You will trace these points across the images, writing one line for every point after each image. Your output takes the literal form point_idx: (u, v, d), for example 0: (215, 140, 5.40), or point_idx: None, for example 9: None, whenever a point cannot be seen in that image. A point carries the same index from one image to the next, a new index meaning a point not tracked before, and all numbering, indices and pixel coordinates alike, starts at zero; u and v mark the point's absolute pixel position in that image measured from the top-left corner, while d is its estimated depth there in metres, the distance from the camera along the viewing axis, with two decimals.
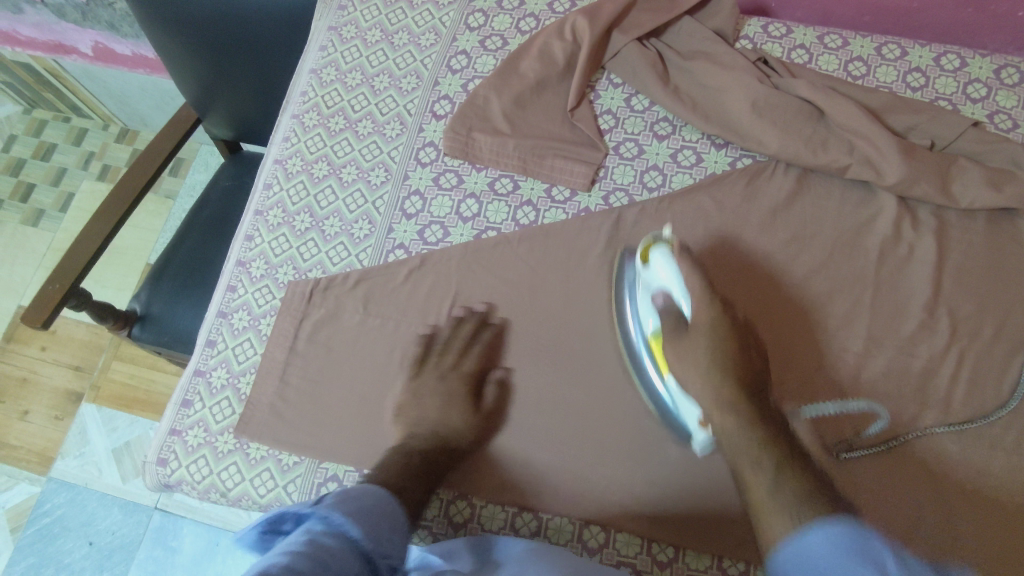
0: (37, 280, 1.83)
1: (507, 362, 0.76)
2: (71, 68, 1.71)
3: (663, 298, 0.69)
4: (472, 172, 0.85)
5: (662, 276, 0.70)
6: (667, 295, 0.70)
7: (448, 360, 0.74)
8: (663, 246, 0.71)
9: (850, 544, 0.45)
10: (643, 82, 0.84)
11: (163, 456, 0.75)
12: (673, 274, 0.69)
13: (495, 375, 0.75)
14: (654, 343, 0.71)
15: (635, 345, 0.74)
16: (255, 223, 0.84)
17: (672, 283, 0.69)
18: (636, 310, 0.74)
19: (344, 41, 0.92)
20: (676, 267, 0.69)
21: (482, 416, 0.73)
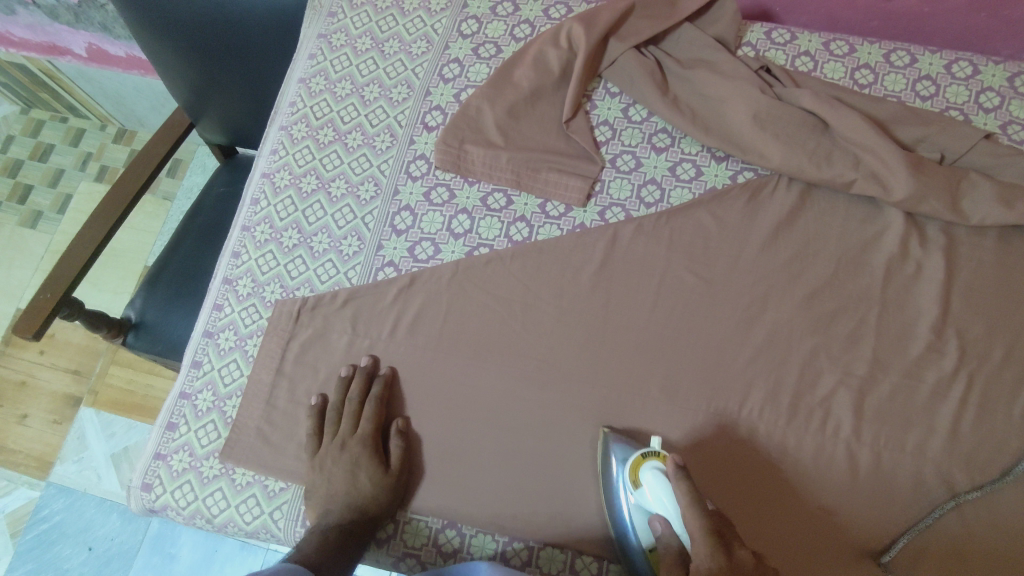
0: (35, 283, 1.82)
1: (405, 411, 0.74)
2: (66, 69, 1.69)
3: (659, 526, 0.61)
4: (465, 186, 0.82)
5: (654, 501, 0.62)
6: (665, 523, 0.60)
7: (345, 424, 0.72)
8: (656, 468, 0.63)
9: None
10: (641, 92, 0.81)
11: (147, 481, 0.73)
12: (668, 503, 0.61)
13: (394, 429, 0.73)
14: (654, 555, 0.64)
15: (629, 557, 0.66)
16: (241, 239, 0.82)
17: (667, 515, 0.61)
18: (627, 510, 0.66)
19: (334, 48, 0.89)
20: (667, 484, 0.61)
21: (395, 474, 0.70)
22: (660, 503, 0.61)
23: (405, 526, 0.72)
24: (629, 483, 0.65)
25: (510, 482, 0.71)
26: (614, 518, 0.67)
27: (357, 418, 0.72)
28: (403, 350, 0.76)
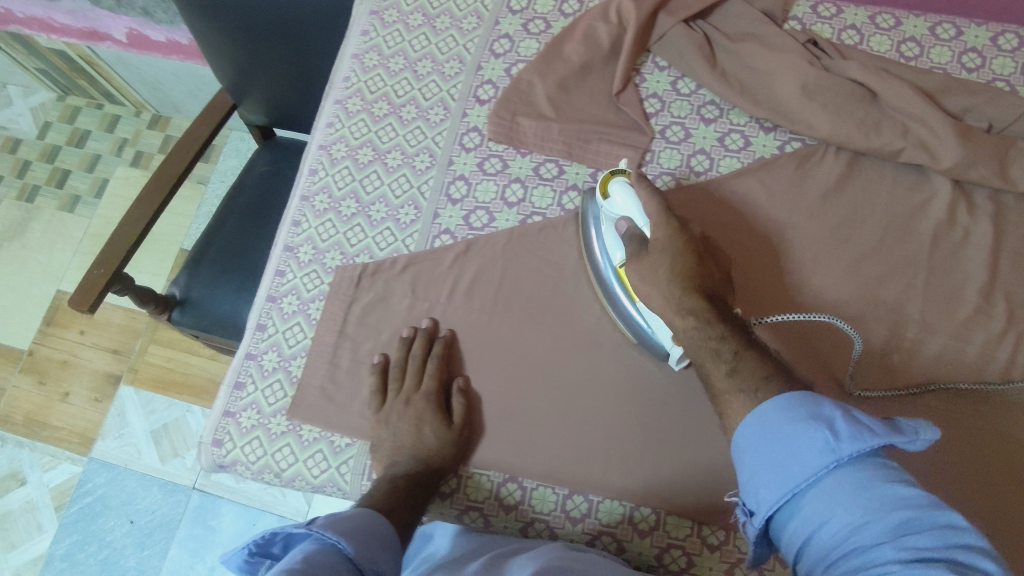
0: (75, 265, 1.86)
1: (465, 369, 0.77)
2: (106, 55, 1.72)
3: (627, 226, 0.71)
4: (517, 157, 0.84)
5: (623, 207, 0.72)
6: (630, 223, 0.72)
7: (409, 380, 0.75)
8: (621, 178, 0.73)
9: (800, 407, 0.52)
10: (690, 65, 0.83)
11: (218, 437, 0.76)
12: (635, 204, 0.71)
13: (457, 387, 0.76)
14: (620, 269, 0.73)
15: (603, 273, 0.76)
16: (301, 209, 0.85)
17: (634, 212, 0.71)
18: (600, 241, 0.76)
19: (387, 25, 0.91)
20: (633, 193, 0.72)
21: (458, 428, 0.73)
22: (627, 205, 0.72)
23: (468, 480, 0.75)
24: (599, 200, 0.75)
25: (572, 443, 0.73)
26: (595, 263, 0.77)
27: (419, 375, 0.75)
28: (460, 313, 0.79)
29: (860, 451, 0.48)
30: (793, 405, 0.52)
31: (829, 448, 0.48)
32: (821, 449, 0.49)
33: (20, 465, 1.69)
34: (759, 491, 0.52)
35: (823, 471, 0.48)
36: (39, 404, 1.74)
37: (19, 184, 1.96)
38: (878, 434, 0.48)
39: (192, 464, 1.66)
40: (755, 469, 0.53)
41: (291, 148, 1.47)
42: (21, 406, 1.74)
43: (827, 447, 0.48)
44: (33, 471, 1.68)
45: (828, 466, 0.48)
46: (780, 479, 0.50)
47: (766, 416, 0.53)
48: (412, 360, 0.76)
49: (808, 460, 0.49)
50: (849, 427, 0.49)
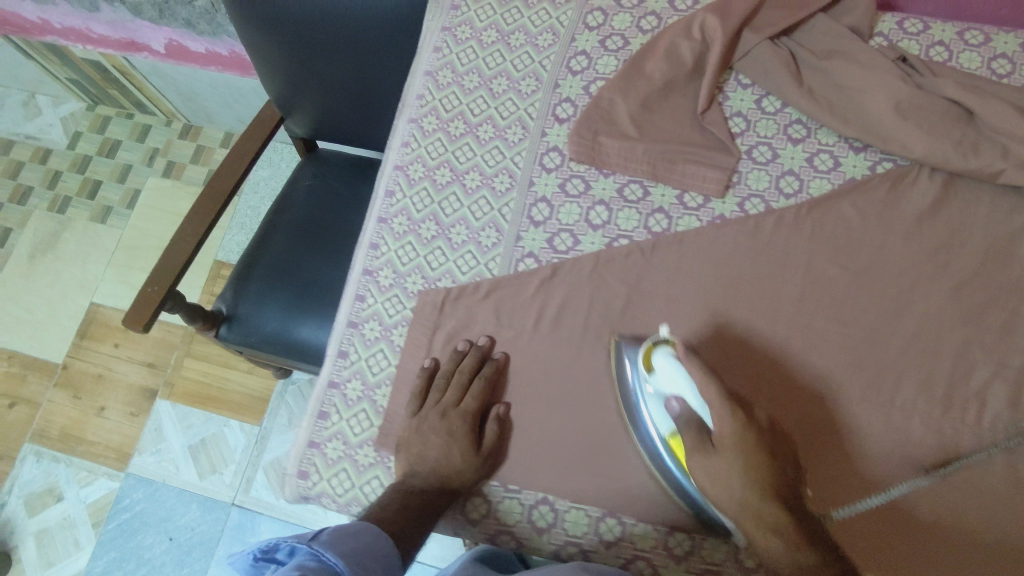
0: (108, 278, 1.85)
1: (506, 397, 0.76)
2: (141, 65, 1.70)
3: (678, 408, 0.66)
4: (600, 178, 0.82)
5: (670, 382, 0.67)
6: (683, 401, 0.67)
7: (450, 395, 0.75)
8: (667, 351, 0.68)
9: None
10: (777, 82, 0.81)
11: (304, 469, 0.75)
12: (683, 382, 0.66)
13: (495, 414, 0.74)
14: (673, 442, 0.68)
15: (650, 449, 0.71)
16: (379, 231, 0.83)
17: (684, 391, 0.66)
18: (642, 410, 0.71)
19: (459, 41, 0.90)
20: (681, 366, 0.66)
21: (485, 456, 0.72)
22: (675, 384, 0.66)
23: (565, 515, 0.72)
24: (644, 374, 0.70)
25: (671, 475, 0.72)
26: (641, 432, 0.71)
27: (461, 392, 0.74)
28: (547, 341, 0.77)
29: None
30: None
31: None
32: None
33: (56, 480, 1.68)
34: None
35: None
36: (75, 418, 1.73)
37: (50, 195, 1.96)
38: None
39: (231, 480, 1.64)
40: None
41: (335, 161, 1.45)
42: (57, 421, 1.73)
43: None
44: (69, 487, 1.67)
45: None
46: None
47: None
48: (455, 375, 0.76)
49: None
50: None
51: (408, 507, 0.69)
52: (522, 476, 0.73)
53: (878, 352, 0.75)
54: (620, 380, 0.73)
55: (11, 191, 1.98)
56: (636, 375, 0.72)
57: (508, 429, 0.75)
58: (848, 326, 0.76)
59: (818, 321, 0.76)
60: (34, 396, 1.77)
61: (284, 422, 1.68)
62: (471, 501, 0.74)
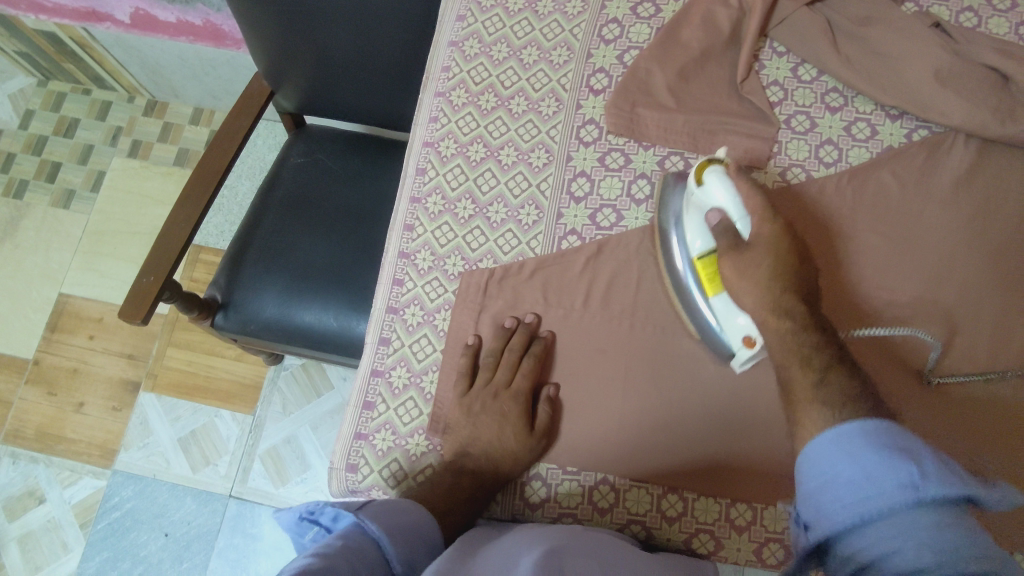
0: (76, 266, 1.75)
1: (555, 377, 0.74)
2: (102, 37, 1.58)
3: (718, 218, 0.67)
4: (639, 151, 0.80)
5: (715, 195, 0.67)
6: (724, 214, 0.67)
7: (501, 375, 0.73)
8: (718, 168, 0.68)
9: (888, 436, 0.47)
10: (815, 49, 0.81)
11: (353, 462, 0.73)
12: (729, 193, 0.66)
13: (545, 395, 0.72)
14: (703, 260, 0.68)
15: (678, 270, 0.71)
16: (412, 211, 0.81)
17: (728, 201, 0.66)
18: (679, 231, 0.71)
19: (485, 10, 0.87)
20: (731, 186, 0.66)
21: (539, 436, 0.70)
22: (720, 195, 0.67)
23: (626, 493, 0.71)
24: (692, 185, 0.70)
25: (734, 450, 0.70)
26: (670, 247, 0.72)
27: (512, 372, 0.72)
28: (596, 320, 0.75)
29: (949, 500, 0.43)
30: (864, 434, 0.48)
31: (911, 484, 0.43)
32: (902, 483, 0.44)
33: (36, 482, 1.60)
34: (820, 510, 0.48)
35: (899, 509, 0.44)
36: (51, 416, 1.64)
37: (4, 180, 1.84)
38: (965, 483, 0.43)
39: (226, 471, 1.58)
40: (819, 491, 0.48)
41: (326, 136, 1.38)
42: (31, 419, 1.64)
43: (910, 482, 0.43)
44: (51, 488, 1.59)
45: (906, 502, 0.43)
46: (847, 504, 0.46)
47: (847, 435, 0.48)
48: (504, 354, 0.73)
49: (885, 492, 0.44)
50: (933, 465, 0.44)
51: (459, 488, 0.69)
52: (569, 456, 0.72)
53: (927, 310, 0.73)
54: (663, 207, 0.74)
55: None
56: (682, 196, 0.72)
57: (561, 409, 0.73)
58: (891, 292, 0.74)
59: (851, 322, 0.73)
60: (4, 395, 1.67)
61: (279, 409, 1.62)
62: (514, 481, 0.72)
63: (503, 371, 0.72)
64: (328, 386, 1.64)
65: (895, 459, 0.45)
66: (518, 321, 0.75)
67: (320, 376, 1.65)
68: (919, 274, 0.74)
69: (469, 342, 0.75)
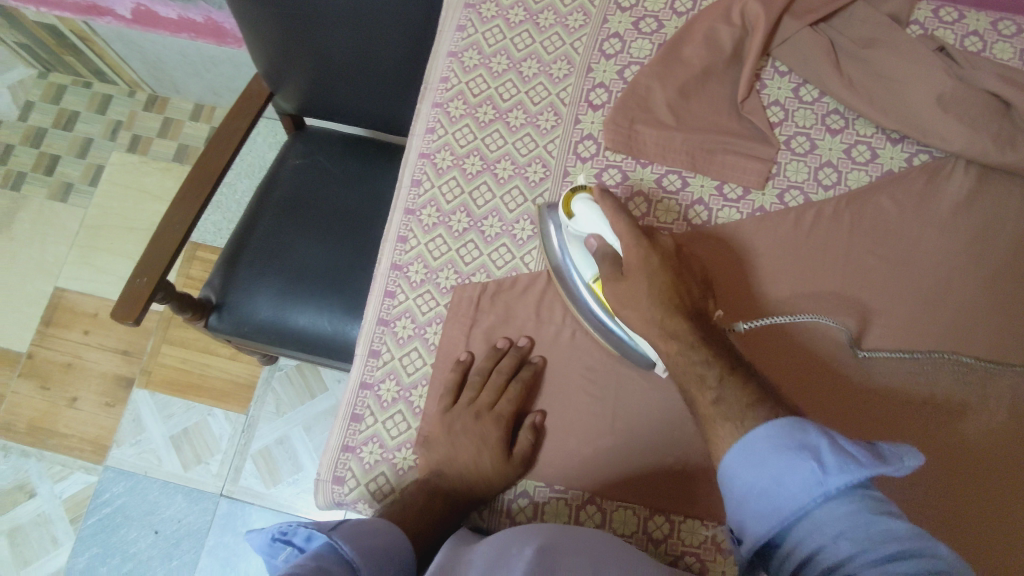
0: (72, 260, 1.74)
1: (540, 404, 0.74)
2: (104, 31, 1.57)
3: (596, 243, 0.69)
4: (637, 168, 0.80)
5: (587, 223, 0.70)
6: (600, 239, 0.69)
7: (486, 396, 0.72)
8: (585, 195, 0.71)
9: (789, 437, 0.53)
10: (817, 70, 0.80)
11: (340, 475, 0.72)
12: (599, 218, 0.69)
13: (530, 421, 0.72)
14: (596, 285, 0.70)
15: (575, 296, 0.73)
16: (407, 223, 0.80)
17: (600, 226, 0.69)
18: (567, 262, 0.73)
19: (485, 20, 0.86)
20: (600, 210, 0.69)
21: (517, 464, 0.70)
22: (591, 222, 0.69)
23: (614, 514, 0.70)
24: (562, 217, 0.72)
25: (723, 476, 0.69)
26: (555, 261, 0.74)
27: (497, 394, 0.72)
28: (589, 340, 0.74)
29: (847, 485, 0.49)
30: (784, 433, 0.54)
31: (816, 479, 0.50)
32: (808, 478, 0.50)
33: (27, 476, 1.60)
34: (747, 519, 0.54)
35: (812, 505, 0.50)
36: (44, 410, 1.64)
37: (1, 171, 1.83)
38: (860, 466, 0.49)
39: (218, 470, 1.58)
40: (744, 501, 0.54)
41: (326, 137, 1.37)
42: (23, 413, 1.64)
43: (814, 477, 0.50)
44: (42, 482, 1.59)
45: (814, 498, 0.50)
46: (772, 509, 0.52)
47: (754, 444, 0.55)
48: (492, 374, 0.73)
49: (794, 492, 0.51)
50: (834, 458, 0.50)
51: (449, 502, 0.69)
52: (556, 475, 0.71)
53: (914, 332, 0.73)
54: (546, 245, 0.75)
55: None
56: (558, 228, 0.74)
57: (544, 437, 0.72)
58: (898, 308, 0.74)
59: (848, 318, 0.74)
60: None
61: (272, 409, 1.62)
62: (500, 498, 0.72)
63: (489, 392, 0.72)
64: (322, 387, 1.64)
65: (796, 457, 0.51)
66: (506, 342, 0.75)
67: (315, 377, 1.64)
68: (920, 295, 0.75)
69: (462, 358, 0.75)
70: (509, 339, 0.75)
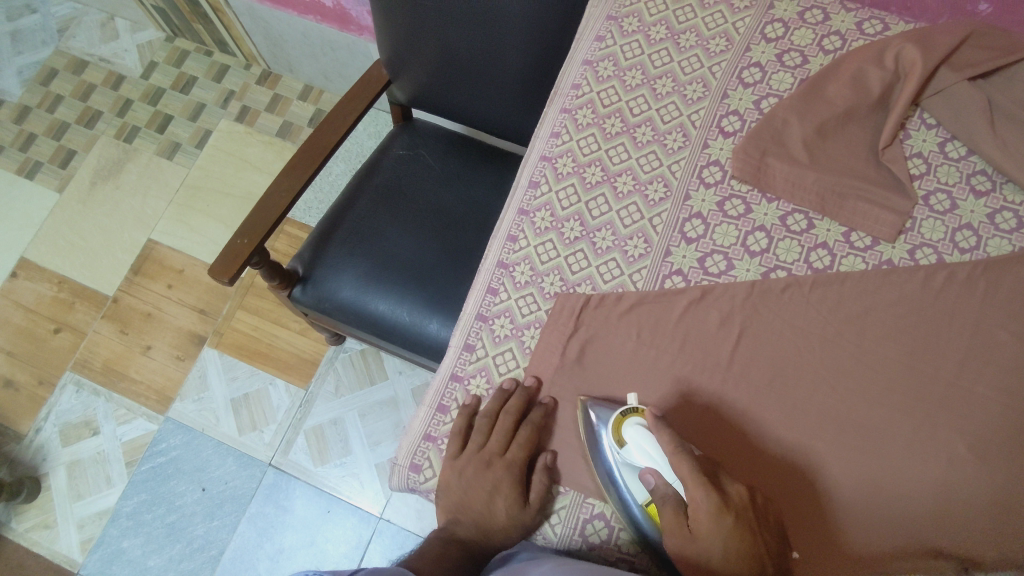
0: (168, 215, 1.82)
1: (552, 445, 0.72)
2: (236, 4, 1.65)
3: (653, 480, 0.62)
4: (762, 202, 0.78)
5: (641, 456, 0.63)
6: (658, 475, 0.62)
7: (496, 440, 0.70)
8: (638, 420, 0.65)
9: None
10: (969, 127, 0.76)
11: (417, 462, 0.73)
12: (657, 452, 0.62)
13: (542, 463, 0.70)
14: (649, 509, 0.64)
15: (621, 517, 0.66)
16: (519, 223, 0.80)
17: (659, 462, 0.62)
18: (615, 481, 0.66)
19: (626, 33, 0.86)
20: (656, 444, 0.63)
21: (533, 511, 0.68)
22: (647, 456, 0.63)
23: None
24: (612, 440, 0.66)
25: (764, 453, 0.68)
26: (600, 469, 0.67)
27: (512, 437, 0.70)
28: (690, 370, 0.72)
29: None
30: None
31: None
32: None
33: (93, 413, 1.66)
34: None
35: None
36: (119, 353, 1.70)
37: (118, 123, 1.93)
38: None
39: (270, 440, 1.60)
40: None
41: (432, 131, 1.39)
42: (100, 352, 1.71)
43: None
44: (106, 422, 1.65)
45: None
46: None
47: None
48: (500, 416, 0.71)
49: None
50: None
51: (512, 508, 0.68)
52: None
53: None
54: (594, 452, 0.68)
55: (80, 112, 1.95)
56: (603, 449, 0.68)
57: (558, 478, 0.70)
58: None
59: (955, 413, 0.69)
60: (80, 325, 1.74)
61: (331, 388, 1.64)
62: (574, 515, 0.69)
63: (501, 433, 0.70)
64: (382, 376, 1.65)
65: None
66: (511, 383, 0.73)
67: (377, 364, 1.66)
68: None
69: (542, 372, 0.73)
70: (514, 380, 0.74)
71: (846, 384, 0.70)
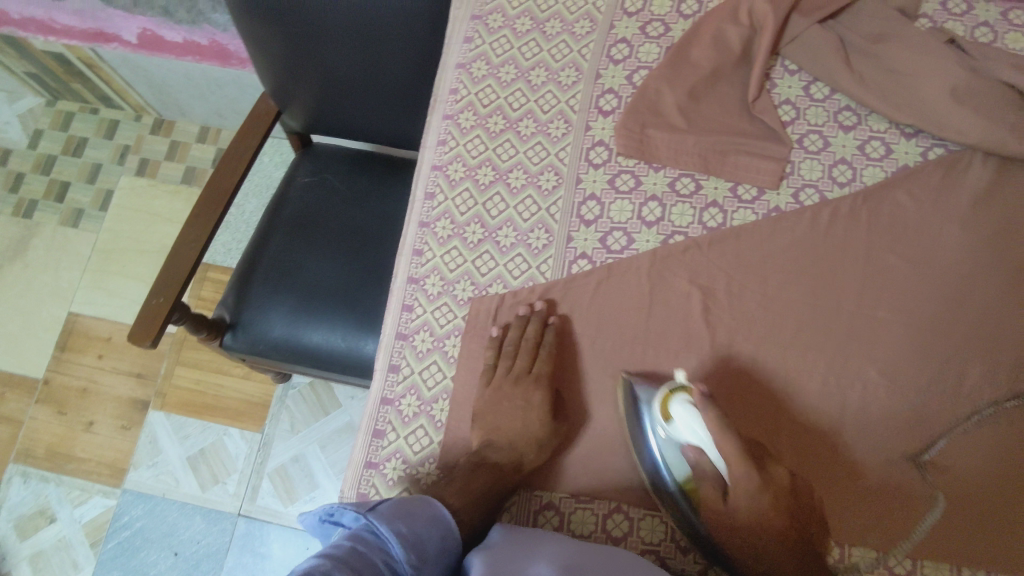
0: (85, 285, 1.75)
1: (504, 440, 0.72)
2: (110, 57, 1.59)
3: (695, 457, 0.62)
4: (650, 172, 0.80)
5: (686, 432, 0.62)
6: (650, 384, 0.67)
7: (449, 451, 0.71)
8: (684, 397, 0.63)
9: None
10: (827, 68, 0.80)
11: (363, 491, 0.72)
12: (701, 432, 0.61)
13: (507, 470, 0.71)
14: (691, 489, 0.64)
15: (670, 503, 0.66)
16: (421, 236, 0.81)
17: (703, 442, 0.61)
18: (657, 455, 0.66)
19: (493, 31, 0.87)
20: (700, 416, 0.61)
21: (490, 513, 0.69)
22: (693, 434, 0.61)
23: (640, 522, 0.69)
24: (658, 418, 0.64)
25: None
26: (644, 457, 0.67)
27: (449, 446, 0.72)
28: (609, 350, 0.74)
29: None
30: None
31: None
32: None
33: (47, 501, 1.60)
34: None
35: None
36: (62, 435, 1.64)
37: (14, 199, 1.85)
38: None
39: (235, 490, 1.58)
40: None
41: (335, 153, 1.38)
42: (41, 438, 1.64)
43: None
44: (61, 508, 1.59)
45: None
46: None
47: None
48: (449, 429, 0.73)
49: None
50: None
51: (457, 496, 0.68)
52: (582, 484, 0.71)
53: (935, 318, 0.72)
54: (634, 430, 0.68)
55: None
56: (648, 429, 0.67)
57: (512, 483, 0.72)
58: (1021, 396, 0.69)
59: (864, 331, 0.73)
60: (14, 414, 1.67)
61: (287, 427, 1.62)
62: (526, 509, 0.71)
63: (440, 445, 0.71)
64: (336, 404, 1.64)
65: None
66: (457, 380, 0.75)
67: (328, 393, 1.64)
68: (1004, 347, 0.71)
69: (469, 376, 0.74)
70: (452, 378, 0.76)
71: (755, 339, 0.73)
